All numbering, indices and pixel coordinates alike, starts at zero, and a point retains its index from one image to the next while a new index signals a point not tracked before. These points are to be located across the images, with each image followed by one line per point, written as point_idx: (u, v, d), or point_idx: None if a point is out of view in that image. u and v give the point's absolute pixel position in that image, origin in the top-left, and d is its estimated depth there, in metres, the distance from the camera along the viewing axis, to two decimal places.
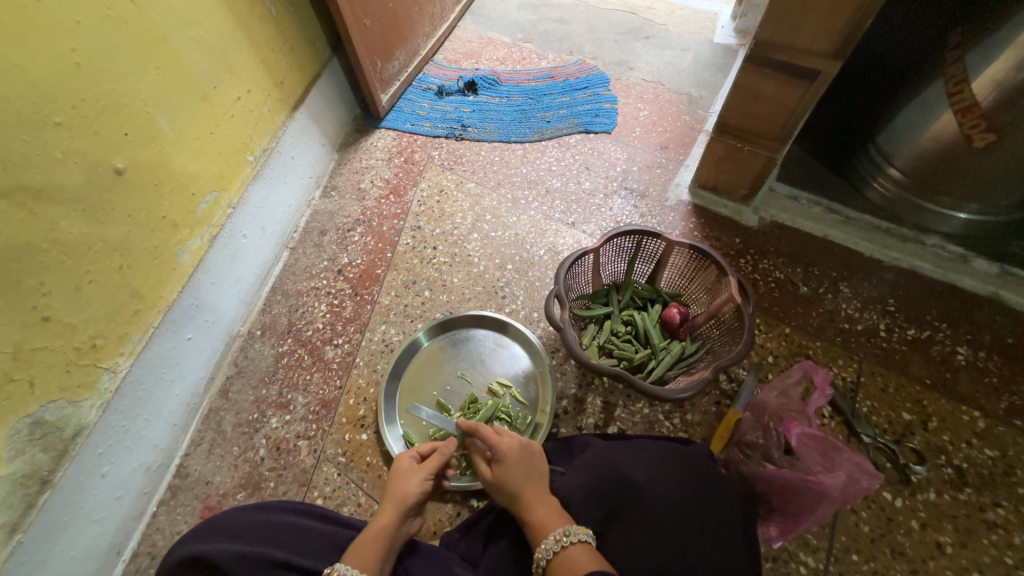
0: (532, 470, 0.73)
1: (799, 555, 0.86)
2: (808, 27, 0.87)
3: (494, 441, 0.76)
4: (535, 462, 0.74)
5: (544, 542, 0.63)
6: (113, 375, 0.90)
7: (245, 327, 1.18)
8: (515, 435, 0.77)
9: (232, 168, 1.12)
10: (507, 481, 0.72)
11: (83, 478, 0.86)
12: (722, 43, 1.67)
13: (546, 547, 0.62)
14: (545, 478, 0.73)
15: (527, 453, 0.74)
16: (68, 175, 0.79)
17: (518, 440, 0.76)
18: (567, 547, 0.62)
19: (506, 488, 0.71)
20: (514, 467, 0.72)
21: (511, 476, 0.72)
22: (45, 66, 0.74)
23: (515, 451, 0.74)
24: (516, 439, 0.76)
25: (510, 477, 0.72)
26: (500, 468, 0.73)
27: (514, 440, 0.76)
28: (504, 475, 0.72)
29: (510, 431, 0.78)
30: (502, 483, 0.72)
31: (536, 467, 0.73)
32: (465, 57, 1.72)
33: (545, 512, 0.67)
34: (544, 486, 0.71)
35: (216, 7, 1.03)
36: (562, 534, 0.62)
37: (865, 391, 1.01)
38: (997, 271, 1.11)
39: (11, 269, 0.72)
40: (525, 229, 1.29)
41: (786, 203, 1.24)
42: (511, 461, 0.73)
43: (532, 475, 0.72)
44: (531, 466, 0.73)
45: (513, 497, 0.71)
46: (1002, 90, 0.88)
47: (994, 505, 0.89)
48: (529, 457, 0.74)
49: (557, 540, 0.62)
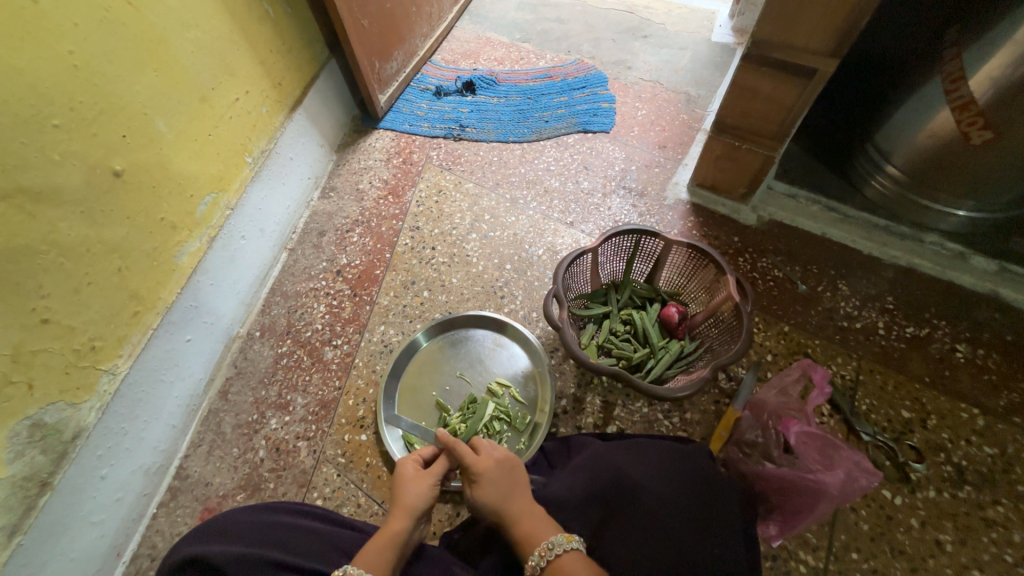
0: (514, 486, 0.70)
1: (799, 554, 0.86)
2: (804, 25, 0.87)
3: (472, 460, 0.73)
4: (516, 475, 0.72)
5: (530, 558, 0.63)
6: (113, 377, 0.90)
7: (244, 328, 1.18)
8: (495, 448, 0.75)
9: (231, 170, 1.12)
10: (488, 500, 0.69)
11: (84, 479, 0.86)
12: (720, 42, 1.67)
13: (533, 562, 0.62)
14: (529, 489, 0.72)
15: (507, 469, 0.72)
16: (66, 177, 0.79)
17: (496, 454, 0.74)
18: (554, 560, 0.61)
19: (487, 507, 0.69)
20: (496, 485, 0.70)
21: (492, 493, 0.69)
22: (43, 68, 0.74)
23: (494, 467, 0.72)
24: (495, 453, 0.74)
25: (490, 496, 0.69)
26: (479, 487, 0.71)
27: (493, 456, 0.73)
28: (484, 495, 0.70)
29: (488, 445, 0.76)
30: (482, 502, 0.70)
31: (518, 481, 0.72)
32: (464, 57, 1.72)
33: (534, 524, 0.66)
34: (528, 498, 0.70)
35: (214, 8, 1.03)
36: (547, 547, 0.62)
37: (864, 389, 1.01)
38: (996, 269, 1.11)
39: (10, 271, 0.73)
40: (523, 229, 1.29)
41: (785, 201, 1.24)
42: (491, 478, 0.71)
43: (514, 490, 0.70)
44: (513, 481, 0.71)
45: (496, 515, 0.68)
46: (999, 88, 0.88)
47: (994, 503, 0.89)
48: (510, 473, 0.72)
49: (543, 554, 0.62)
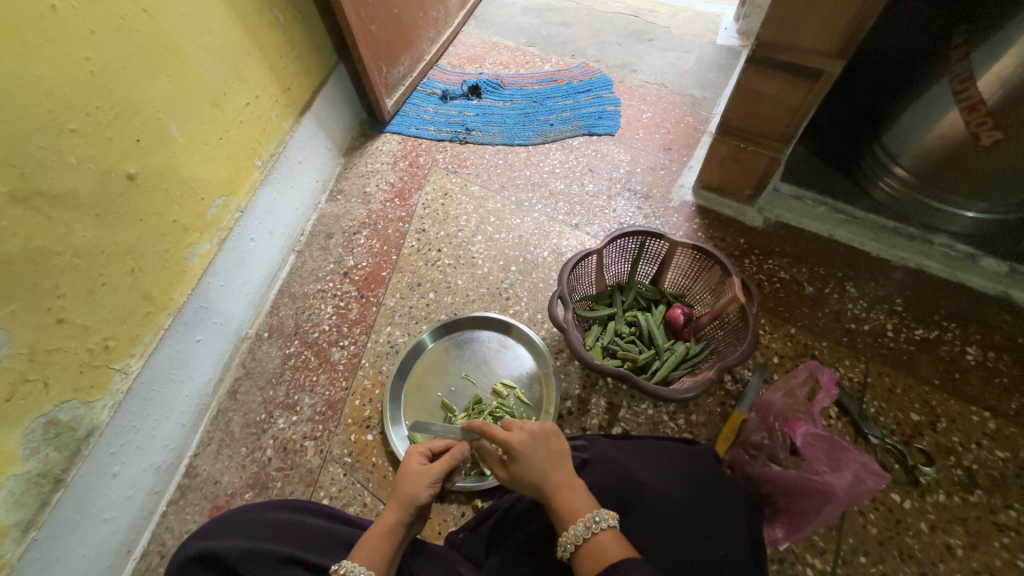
0: (552, 455, 0.66)
1: (806, 557, 0.86)
2: (808, 27, 0.87)
3: (503, 437, 0.68)
4: (553, 446, 0.67)
5: (572, 527, 0.60)
6: (125, 375, 0.91)
7: (253, 329, 1.20)
8: (527, 421, 0.70)
9: (241, 173, 1.14)
10: (528, 474, 0.65)
11: (95, 477, 0.88)
12: (726, 44, 1.68)
13: (574, 533, 0.59)
14: (567, 457, 0.67)
15: (543, 437, 0.67)
16: (81, 181, 0.81)
17: (528, 427, 0.68)
18: (597, 534, 0.59)
19: (525, 482, 0.66)
20: (533, 457, 0.66)
21: (529, 468, 0.65)
22: (61, 75, 0.76)
23: (527, 440, 0.67)
24: (526, 426, 0.69)
25: (530, 469, 0.65)
26: (516, 463, 0.66)
27: (524, 428, 0.67)
28: (523, 469, 0.65)
29: (518, 419, 0.70)
30: (522, 478, 0.66)
31: (556, 451, 0.67)
32: (470, 62, 1.74)
33: (573, 496, 0.62)
34: (567, 469, 0.66)
35: (226, 15, 1.05)
36: (593, 521, 0.59)
37: (873, 392, 1.00)
38: (1006, 271, 1.10)
39: (26, 271, 0.74)
40: (529, 231, 1.30)
41: (791, 203, 1.24)
42: (529, 454, 0.66)
43: (554, 458, 0.66)
44: (548, 450, 0.66)
45: (535, 486, 0.65)
46: (1008, 88, 0.87)
47: (1006, 507, 0.88)
48: (547, 439, 0.67)
49: (587, 527, 0.59)
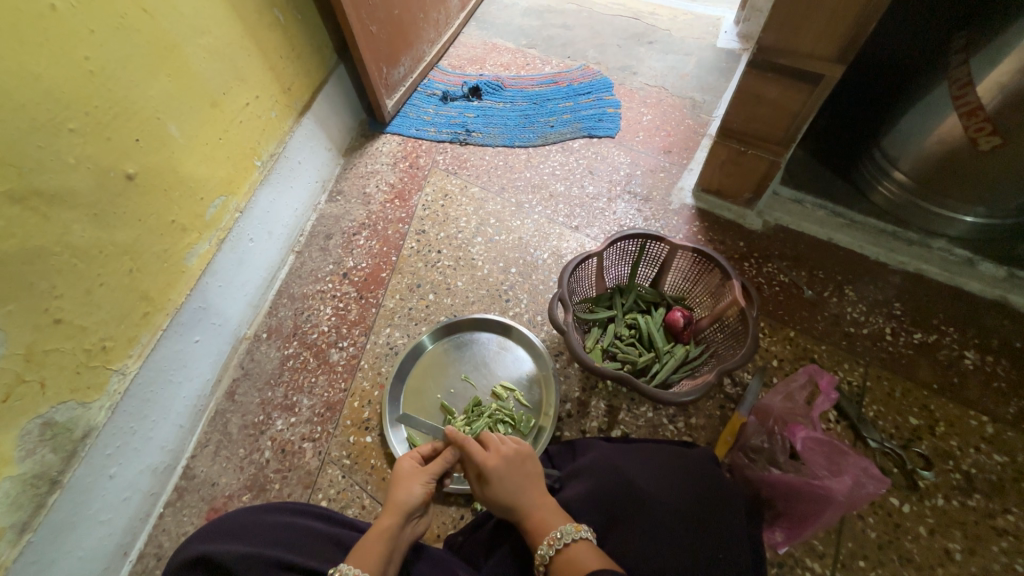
0: (527, 478, 0.70)
1: (805, 561, 0.86)
2: (809, 34, 0.88)
3: (480, 458, 0.71)
4: (529, 468, 0.71)
5: (539, 548, 0.62)
6: (122, 376, 0.91)
7: (251, 330, 1.19)
8: (506, 443, 0.73)
9: (240, 173, 1.14)
10: (501, 496, 0.68)
11: (92, 479, 0.87)
12: (726, 48, 1.68)
13: (541, 554, 0.61)
14: (541, 480, 0.71)
15: (519, 461, 0.71)
16: (80, 180, 0.80)
17: (506, 450, 0.72)
18: (563, 550, 0.61)
19: (502, 504, 0.68)
20: (507, 479, 0.69)
21: (505, 490, 0.68)
22: (61, 74, 0.76)
23: (505, 462, 0.70)
24: (504, 448, 0.72)
25: (505, 492, 0.68)
26: (491, 485, 0.69)
27: (502, 452, 0.71)
28: (500, 490, 0.69)
29: (496, 439, 0.74)
30: (496, 500, 0.69)
31: (531, 473, 0.71)
32: (470, 63, 1.74)
33: (546, 514, 0.66)
34: (541, 491, 0.69)
35: (226, 15, 1.05)
36: (556, 537, 0.61)
37: (871, 396, 1.00)
38: (1004, 275, 1.11)
39: (23, 271, 0.74)
40: (528, 233, 1.30)
41: (791, 206, 1.24)
42: (504, 476, 0.69)
43: (528, 482, 0.69)
44: (524, 473, 0.70)
45: (509, 508, 0.68)
46: (1007, 94, 0.88)
47: (1004, 511, 0.88)
48: (523, 462, 0.71)
49: (552, 544, 0.61)
